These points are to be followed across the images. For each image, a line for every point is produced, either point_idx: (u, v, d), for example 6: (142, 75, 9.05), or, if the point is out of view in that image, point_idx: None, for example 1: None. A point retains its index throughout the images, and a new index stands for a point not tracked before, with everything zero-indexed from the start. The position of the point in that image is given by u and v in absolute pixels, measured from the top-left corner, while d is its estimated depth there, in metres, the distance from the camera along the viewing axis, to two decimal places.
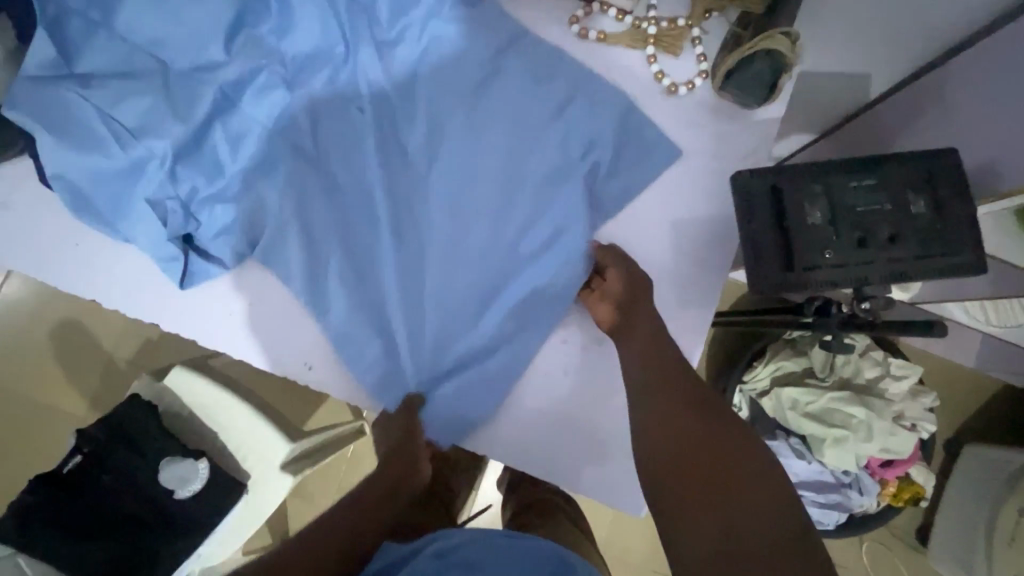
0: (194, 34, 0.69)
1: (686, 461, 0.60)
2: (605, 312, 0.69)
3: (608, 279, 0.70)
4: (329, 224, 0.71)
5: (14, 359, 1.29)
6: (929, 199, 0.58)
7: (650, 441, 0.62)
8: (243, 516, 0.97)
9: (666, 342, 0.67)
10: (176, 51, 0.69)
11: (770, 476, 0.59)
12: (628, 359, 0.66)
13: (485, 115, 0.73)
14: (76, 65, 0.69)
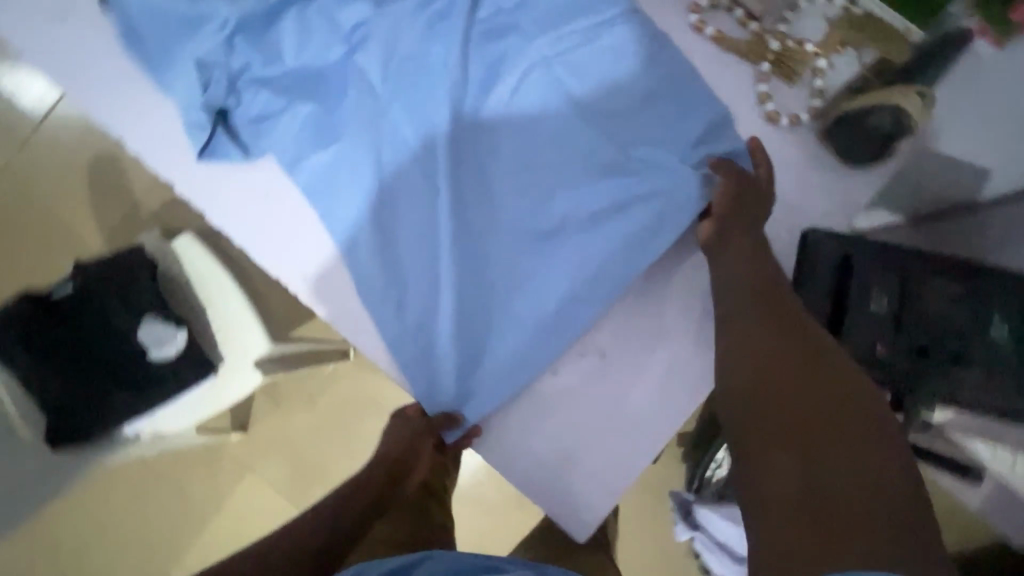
0: None
1: (766, 375, 0.51)
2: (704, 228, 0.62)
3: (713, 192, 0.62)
4: (367, 144, 0.69)
5: (48, 176, 1.32)
6: (1014, 329, 0.52)
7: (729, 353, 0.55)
8: (203, 397, 0.97)
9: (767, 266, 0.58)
10: None
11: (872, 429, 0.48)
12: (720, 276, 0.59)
13: (561, 82, 0.68)
14: None
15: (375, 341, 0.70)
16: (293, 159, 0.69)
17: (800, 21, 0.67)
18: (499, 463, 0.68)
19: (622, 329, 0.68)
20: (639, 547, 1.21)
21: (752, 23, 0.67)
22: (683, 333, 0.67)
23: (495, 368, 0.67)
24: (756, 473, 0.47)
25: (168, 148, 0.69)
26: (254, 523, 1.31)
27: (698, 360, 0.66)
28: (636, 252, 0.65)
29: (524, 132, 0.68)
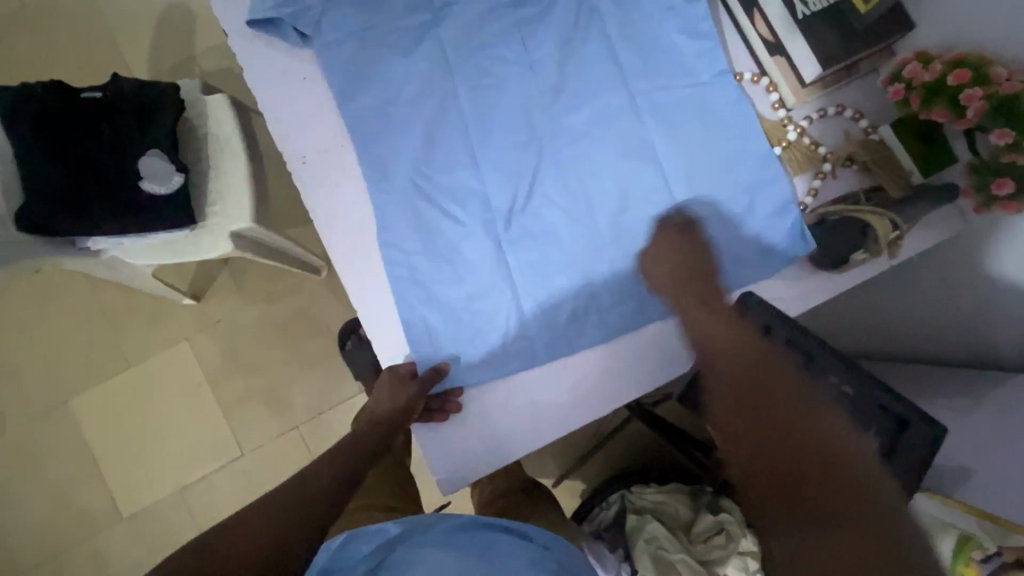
0: None
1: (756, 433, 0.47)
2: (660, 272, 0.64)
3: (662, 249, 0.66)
4: (408, 69, 0.73)
5: (126, 1, 1.37)
6: (884, 444, 0.55)
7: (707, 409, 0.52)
8: (175, 244, 1.02)
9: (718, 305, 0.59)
10: None
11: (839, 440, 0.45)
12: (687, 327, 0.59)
13: (593, 85, 0.72)
14: None
15: (342, 242, 0.73)
16: (336, 55, 0.73)
17: (823, 126, 0.72)
18: None
19: (557, 326, 0.71)
20: None
21: (782, 109, 0.72)
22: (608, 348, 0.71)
23: (435, 309, 0.71)
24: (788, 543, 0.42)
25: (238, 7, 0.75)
26: (169, 388, 1.33)
27: (609, 378, 0.73)
28: (608, 264, 0.70)
29: (544, 115, 0.72)
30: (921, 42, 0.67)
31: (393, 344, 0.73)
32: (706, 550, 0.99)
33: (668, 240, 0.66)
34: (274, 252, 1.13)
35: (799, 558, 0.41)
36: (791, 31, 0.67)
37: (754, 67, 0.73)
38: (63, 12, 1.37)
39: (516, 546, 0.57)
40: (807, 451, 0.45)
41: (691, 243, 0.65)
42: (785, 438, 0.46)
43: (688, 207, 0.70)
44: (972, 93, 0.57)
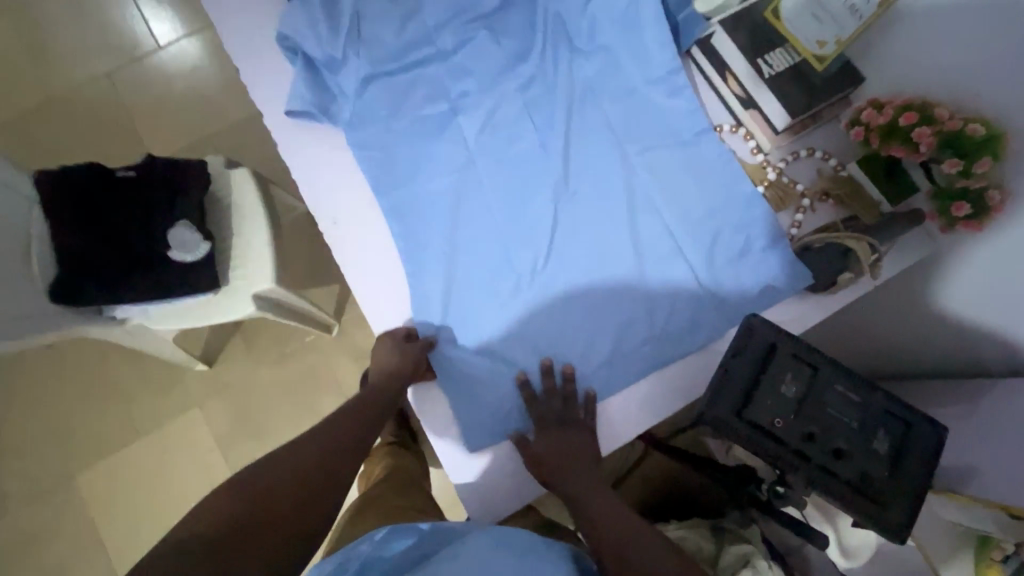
0: None
1: None
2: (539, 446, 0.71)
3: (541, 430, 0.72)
4: (429, 142, 0.81)
5: (146, 90, 1.48)
6: (892, 447, 0.57)
7: None
8: (196, 309, 1.05)
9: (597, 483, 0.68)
10: None
11: None
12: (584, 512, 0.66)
13: (593, 144, 0.81)
14: None
15: (373, 295, 0.79)
16: (361, 131, 0.81)
17: (798, 167, 0.80)
18: (437, 438, 0.76)
19: (579, 358, 0.76)
20: None
21: (760, 154, 0.81)
22: (624, 377, 0.76)
23: (462, 349, 0.76)
24: None
25: (270, 90, 0.83)
26: (179, 458, 1.32)
27: (630, 406, 0.77)
28: (621, 303, 0.77)
29: (551, 174, 0.80)
30: (874, 91, 0.77)
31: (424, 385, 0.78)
32: None
33: (547, 433, 0.71)
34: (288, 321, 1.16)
35: None
36: (762, 89, 0.77)
37: (732, 120, 0.82)
38: (86, 101, 1.48)
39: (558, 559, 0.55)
40: None
41: (560, 436, 0.71)
42: None
43: (690, 246, 0.77)
44: (923, 131, 0.66)
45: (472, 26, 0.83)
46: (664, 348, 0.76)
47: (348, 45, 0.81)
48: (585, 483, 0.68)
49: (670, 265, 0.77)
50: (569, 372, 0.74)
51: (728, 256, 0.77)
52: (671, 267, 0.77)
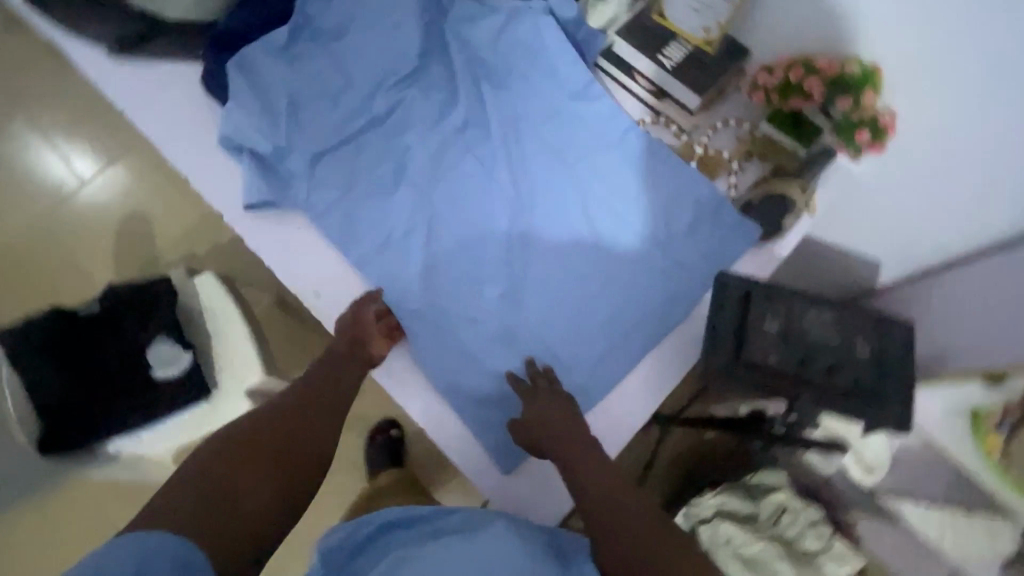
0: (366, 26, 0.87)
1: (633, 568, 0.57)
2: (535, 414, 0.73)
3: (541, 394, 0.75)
4: (387, 200, 0.85)
5: (82, 225, 1.47)
6: (873, 350, 0.63)
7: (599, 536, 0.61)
8: (193, 421, 1.04)
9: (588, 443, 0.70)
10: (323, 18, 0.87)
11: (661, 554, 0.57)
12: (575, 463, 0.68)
13: (537, 165, 0.87)
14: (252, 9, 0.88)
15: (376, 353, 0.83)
16: (322, 209, 0.84)
17: (719, 136, 0.89)
18: (473, 469, 0.81)
19: (579, 356, 0.82)
20: None
21: (683, 135, 0.89)
22: (626, 363, 0.82)
23: (472, 381, 0.81)
24: None
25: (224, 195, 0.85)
26: None
27: (638, 385, 0.83)
28: (602, 297, 0.83)
29: (508, 201, 0.86)
30: (764, 57, 0.87)
31: (445, 421, 0.82)
32: (781, 530, 1.05)
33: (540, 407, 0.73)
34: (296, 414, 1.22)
35: None
36: (669, 80, 0.86)
37: (650, 112, 0.91)
38: (22, 251, 1.45)
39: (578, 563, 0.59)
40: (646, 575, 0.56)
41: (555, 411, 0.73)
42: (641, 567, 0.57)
43: (648, 231, 0.85)
44: (811, 82, 0.75)
45: (398, 87, 0.87)
46: (652, 326, 0.83)
47: (287, 132, 0.85)
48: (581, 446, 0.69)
49: (635, 252, 0.84)
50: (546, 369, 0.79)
51: (683, 229, 0.85)
52: (636, 253, 0.84)
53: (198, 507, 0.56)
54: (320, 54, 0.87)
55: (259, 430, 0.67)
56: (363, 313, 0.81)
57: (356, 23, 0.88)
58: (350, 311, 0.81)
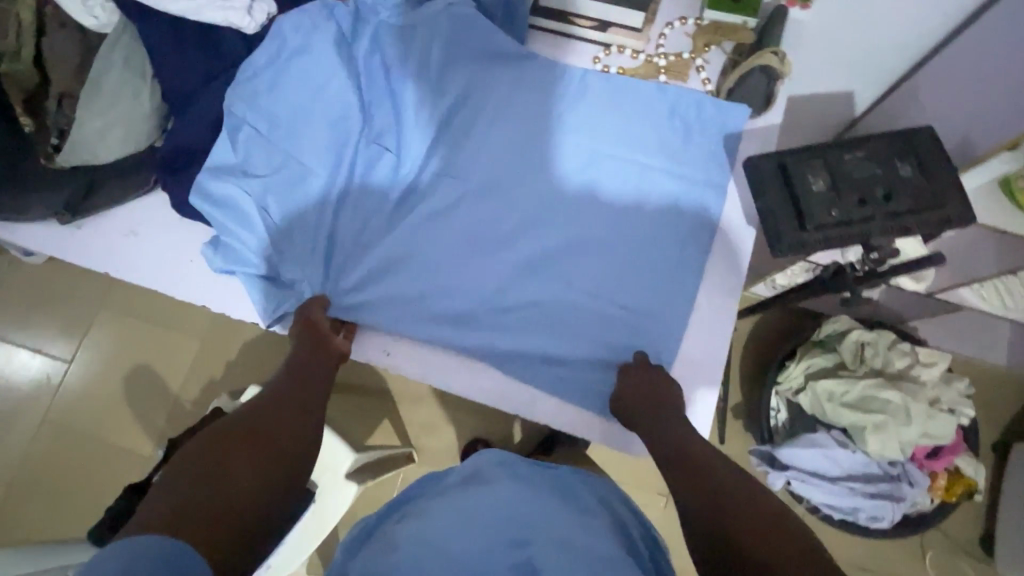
0: (303, 88, 0.85)
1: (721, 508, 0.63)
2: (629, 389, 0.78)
3: (634, 374, 0.79)
4: (400, 241, 0.86)
5: (91, 401, 1.41)
6: (913, 164, 0.67)
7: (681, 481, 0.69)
8: (307, 529, 0.99)
9: (676, 412, 0.76)
10: (255, 95, 0.84)
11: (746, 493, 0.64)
12: (658, 429, 0.75)
13: (523, 151, 0.87)
14: (186, 112, 0.84)
15: (464, 380, 0.85)
16: (350, 280, 0.85)
17: (672, 41, 0.91)
18: (600, 431, 0.84)
19: (645, 292, 0.83)
20: None
21: (640, 54, 0.91)
22: (692, 282, 0.84)
23: (564, 364, 0.83)
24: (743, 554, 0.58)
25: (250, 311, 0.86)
26: None
27: (708, 293, 0.85)
28: (641, 232, 0.85)
29: (507, 189, 0.87)
30: None
31: (553, 406, 0.85)
32: (870, 364, 1.10)
33: (635, 372, 0.79)
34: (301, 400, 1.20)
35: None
36: (606, 10, 0.87)
37: (600, 46, 0.93)
38: (44, 454, 1.38)
39: (565, 483, 0.74)
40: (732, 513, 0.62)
41: (642, 379, 0.78)
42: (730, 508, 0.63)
43: (651, 156, 0.87)
44: None
45: (366, 139, 0.87)
46: (696, 236, 0.85)
47: (282, 228, 0.84)
48: (667, 416, 0.76)
49: (649, 180, 0.86)
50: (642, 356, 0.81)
51: (681, 140, 0.87)
52: (650, 181, 0.86)
53: (191, 516, 0.55)
54: (274, 138, 0.85)
55: (246, 431, 0.67)
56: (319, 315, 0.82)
57: (298, 93, 0.85)
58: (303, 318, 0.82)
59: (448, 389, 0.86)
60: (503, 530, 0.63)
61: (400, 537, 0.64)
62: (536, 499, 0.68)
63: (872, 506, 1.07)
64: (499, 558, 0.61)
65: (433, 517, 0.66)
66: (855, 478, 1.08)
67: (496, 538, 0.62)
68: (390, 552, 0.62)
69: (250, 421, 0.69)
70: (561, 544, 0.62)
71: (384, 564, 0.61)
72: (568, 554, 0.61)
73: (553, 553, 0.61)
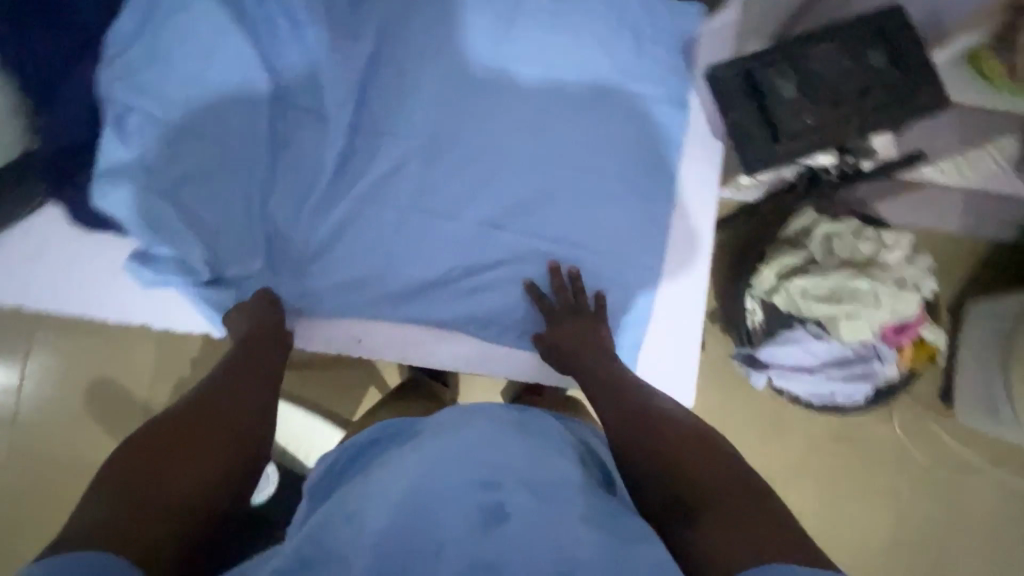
0: (192, 53, 0.72)
1: (677, 451, 0.62)
2: (562, 332, 0.76)
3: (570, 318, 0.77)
4: (345, 215, 0.78)
5: (56, 426, 1.33)
6: (884, 52, 0.62)
7: (626, 423, 0.67)
8: None
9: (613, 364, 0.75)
10: (136, 71, 0.71)
11: (691, 435, 0.64)
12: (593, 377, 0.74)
13: (458, 94, 0.78)
14: (57, 104, 0.71)
15: (445, 352, 0.82)
16: (305, 269, 0.79)
17: None
18: None
19: (616, 228, 0.79)
20: (721, 409, 1.37)
21: None
22: (664, 210, 0.79)
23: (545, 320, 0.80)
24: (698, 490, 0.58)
25: (199, 321, 0.79)
26: None
27: (683, 217, 0.81)
28: (604, 163, 0.78)
29: (451, 138, 0.78)
30: None
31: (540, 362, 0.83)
32: (838, 255, 1.11)
33: (562, 323, 0.76)
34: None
35: (714, 533, 0.52)
36: None
37: None
38: (22, 487, 1.32)
39: (545, 429, 0.66)
40: (681, 454, 0.62)
41: (574, 323, 0.76)
42: (679, 449, 0.62)
43: (603, 77, 0.79)
44: None
45: (281, 110, 0.78)
46: (662, 159, 0.79)
47: (209, 225, 0.75)
48: (600, 362, 0.75)
49: (604, 104, 0.78)
50: (575, 272, 0.78)
51: (633, 52, 0.78)
52: (606, 105, 0.79)
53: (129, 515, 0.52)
54: (168, 118, 0.72)
55: (180, 431, 0.62)
56: (269, 310, 0.76)
57: (188, 60, 0.72)
58: (251, 310, 0.76)
59: (431, 363, 0.83)
60: (456, 467, 0.53)
61: (362, 489, 0.54)
62: (510, 439, 0.58)
63: (846, 387, 1.14)
64: (462, 504, 0.50)
65: (385, 472, 0.56)
66: (832, 365, 1.13)
67: (459, 483, 0.52)
68: (344, 506, 0.53)
69: (183, 422, 0.63)
70: (536, 489, 0.53)
71: (343, 514, 0.52)
72: (542, 497, 0.52)
73: (526, 497, 0.51)
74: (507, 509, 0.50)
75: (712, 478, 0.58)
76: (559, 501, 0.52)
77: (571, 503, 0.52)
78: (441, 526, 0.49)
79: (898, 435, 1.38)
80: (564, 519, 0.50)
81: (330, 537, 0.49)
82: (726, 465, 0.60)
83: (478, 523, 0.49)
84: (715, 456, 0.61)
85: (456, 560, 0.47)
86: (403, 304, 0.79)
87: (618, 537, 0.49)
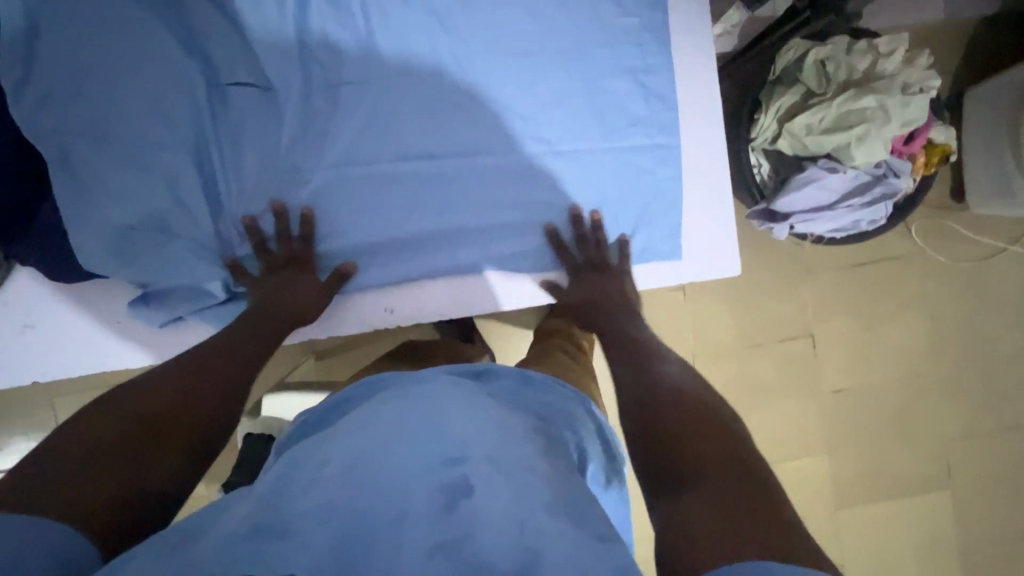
0: (111, 59, 0.67)
1: (687, 419, 0.59)
2: (576, 286, 0.76)
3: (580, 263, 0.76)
4: (331, 184, 0.73)
5: None
6: None
7: (641, 385, 0.65)
8: None
9: (632, 317, 0.76)
10: (61, 95, 0.66)
11: (708, 409, 0.60)
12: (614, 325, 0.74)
13: (408, 17, 0.70)
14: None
15: (481, 298, 0.78)
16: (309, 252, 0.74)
17: None
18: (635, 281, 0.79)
19: (611, 113, 0.74)
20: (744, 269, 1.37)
21: None
22: (660, 79, 0.74)
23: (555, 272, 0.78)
24: (696, 461, 0.54)
25: None
26: None
27: (681, 82, 0.75)
28: (581, 49, 0.73)
29: (413, 69, 0.71)
30: None
31: None
32: (835, 79, 1.05)
33: (581, 278, 0.76)
34: (283, 381, 1.08)
35: (697, 511, 0.49)
36: None
37: None
38: None
39: (523, 399, 0.60)
40: (691, 424, 0.58)
41: (588, 275, 0.76)
42: (689, 419, 0.59)
43: None
44: None
45: (218, 95, 0.71)
46: (641, 26, 0.73)
47: (195, 235, 0.71)
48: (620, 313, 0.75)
49: None
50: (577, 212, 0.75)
51: None
52: None
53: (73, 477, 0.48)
54: (110, 141, 0.68)
55: (142, 408, 0.57)
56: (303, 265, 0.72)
57: (112, 67, 0.67)
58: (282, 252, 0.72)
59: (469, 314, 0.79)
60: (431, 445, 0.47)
61: (321, 455, 0.47)
62: (478, 408, 0.53)
63: (869, 213, 1.11)
64: (422, 483, 0.44)
65: (342, 439, 0.49)
66: (851, 194, 1.09)
67: (420, 459, 0.46)
68: (303, 472, 0.46)
69: (150, 394, 0.59)
70: (504, 468, 0.46)
71: (301, 484, 0.44)
72: (512, 474, 0.45)
73: (493, 475, 0.45)
74: (473, 486, 0.44)
75: (715, 453, 0.54)
76: (525, 480, 0.45)
77: (537, 485, 0.45)
78: (404, 500, 0.43)
79: (919, 243, 1.39)
80: (528, 502, 0.43)
81: (286, 504, 0.42)
82: (730, 444, 0.55)
83: (439, 503, 0.43)
84: (728, 435, 0.56)
85: (410, 545, 0.40)
86: (425, 259, 0.75)
87: (582, 529, 0.43)
